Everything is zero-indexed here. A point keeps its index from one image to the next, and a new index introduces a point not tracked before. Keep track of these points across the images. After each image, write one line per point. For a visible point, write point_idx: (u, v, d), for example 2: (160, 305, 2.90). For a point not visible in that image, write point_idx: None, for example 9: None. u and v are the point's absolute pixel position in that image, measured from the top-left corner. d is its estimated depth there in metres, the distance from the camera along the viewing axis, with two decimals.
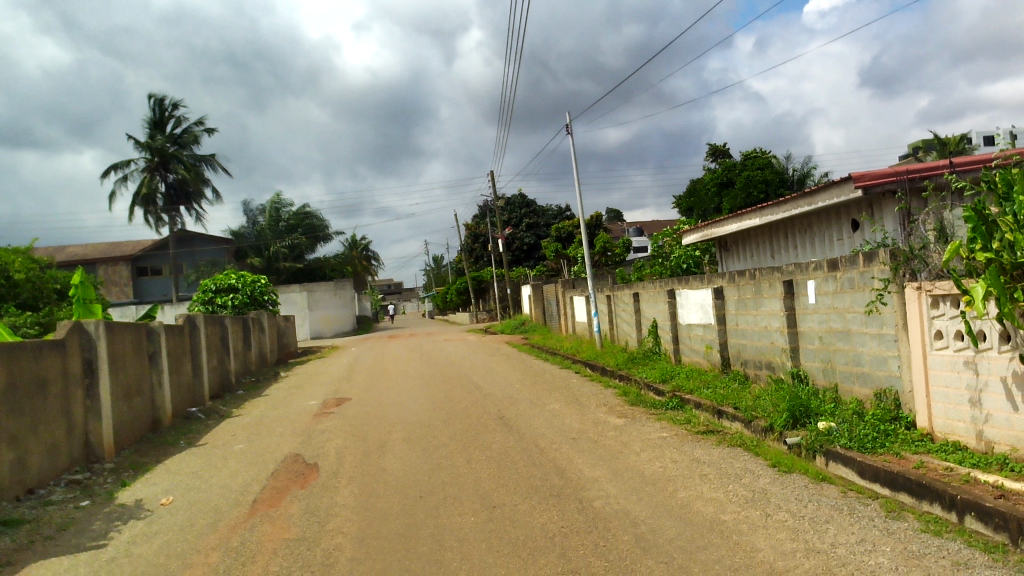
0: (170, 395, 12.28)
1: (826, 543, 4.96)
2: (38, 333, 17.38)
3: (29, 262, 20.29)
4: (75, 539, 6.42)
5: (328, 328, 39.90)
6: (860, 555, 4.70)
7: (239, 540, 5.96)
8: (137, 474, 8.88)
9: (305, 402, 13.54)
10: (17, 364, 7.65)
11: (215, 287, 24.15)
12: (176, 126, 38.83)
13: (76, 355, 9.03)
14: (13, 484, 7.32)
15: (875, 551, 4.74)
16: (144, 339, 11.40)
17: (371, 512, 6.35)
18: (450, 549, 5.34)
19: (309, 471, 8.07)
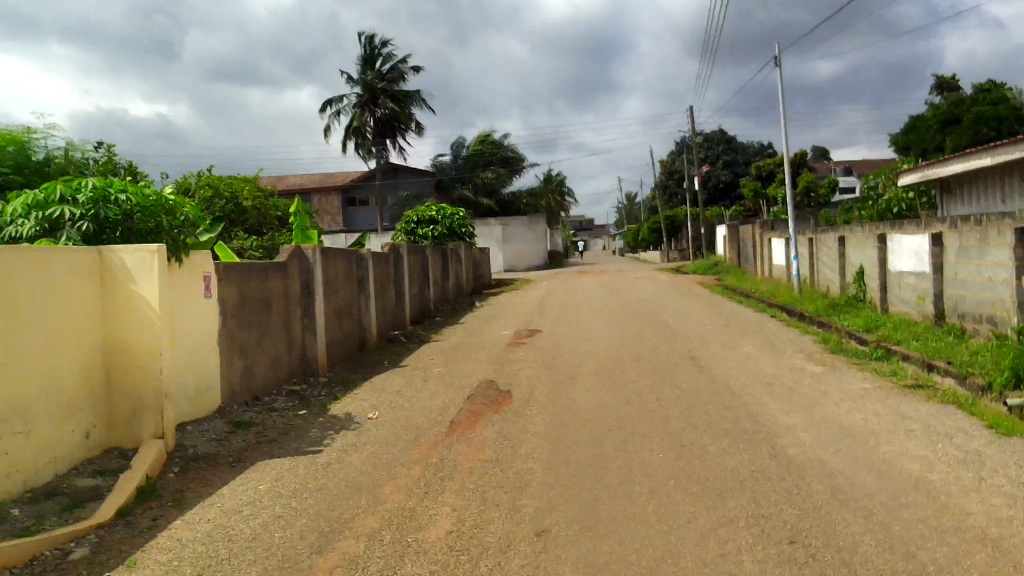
0: (376, 319, 13.10)
1: None
2: (263, 256, 19.02)
3: (255, 191, 22.17)
4: (294, 443, 7.08)
5: (520, 262, 40.68)
6: None
7: (438, 456, 6.34)
8: (347, 389, 9.62)
9: (498, 332, 14.01)
10: (247, 283, 8.45)
11: (417, 219, 25.32)
12: (384, 63, 40.61)
13: (296, 278, 9.82)
14: (243, 390, 8.19)
15: None
16: (354, 265, 12.19)
17: (561, 441, 6.54)
18: (639, 482, 5.42)
19: (502, 397, 8.40)
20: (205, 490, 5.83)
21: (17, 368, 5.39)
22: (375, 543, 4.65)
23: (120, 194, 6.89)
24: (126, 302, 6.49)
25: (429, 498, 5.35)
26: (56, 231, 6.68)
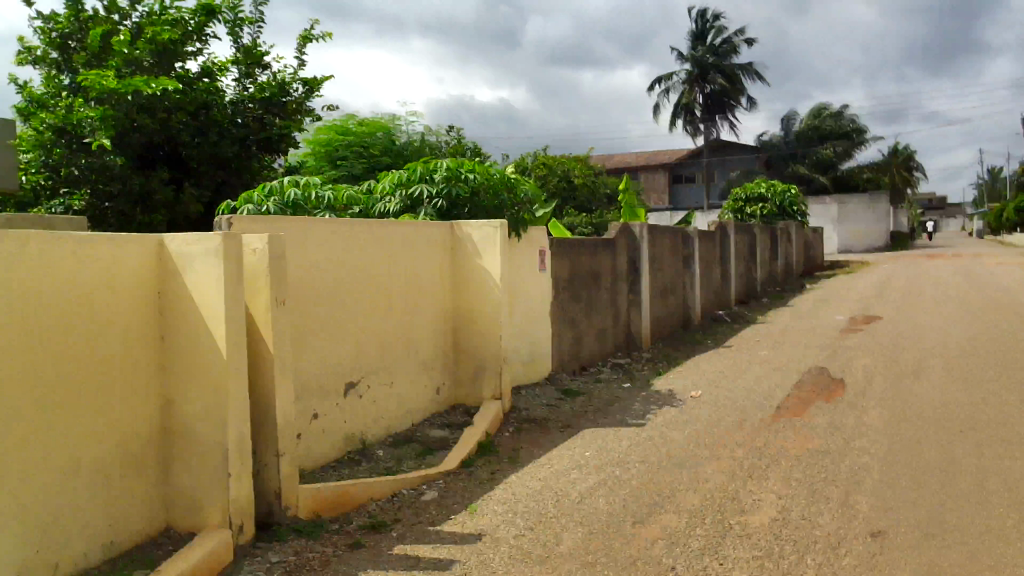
0: (701, 297, 13.01)
1: None
2: (592, 233, 19.74)
3: (587, 169, 23.04)
4: (619, 414, 7.28)
5: (857, 243, 37.79)
6: None
7: (764, 441, 6.16)
8: (670, 366, 9.69)
9: (832, 317, 13.20)
10: (578, 258, 8.84)
11: (746, 197, 24.64)
12: (716, 37, 39.87)
13: (625, 254, 10.07)
14: (571, 360, 8.66)
15: None
16: (681, 243, 12.19)
17: (904, 438, 6.01)
18: (997, 492, 4.83)
19: (835, 386, 7.91)
20: (536, 451, 6.22)
21: (383, 328, 6.14)
22: (697, 520, 4.65)
23: (469, 173, 7.50)
24: (472, 273, 7.08)
25: (753, 483, 5.22)
26: (416, 207, 7.47)
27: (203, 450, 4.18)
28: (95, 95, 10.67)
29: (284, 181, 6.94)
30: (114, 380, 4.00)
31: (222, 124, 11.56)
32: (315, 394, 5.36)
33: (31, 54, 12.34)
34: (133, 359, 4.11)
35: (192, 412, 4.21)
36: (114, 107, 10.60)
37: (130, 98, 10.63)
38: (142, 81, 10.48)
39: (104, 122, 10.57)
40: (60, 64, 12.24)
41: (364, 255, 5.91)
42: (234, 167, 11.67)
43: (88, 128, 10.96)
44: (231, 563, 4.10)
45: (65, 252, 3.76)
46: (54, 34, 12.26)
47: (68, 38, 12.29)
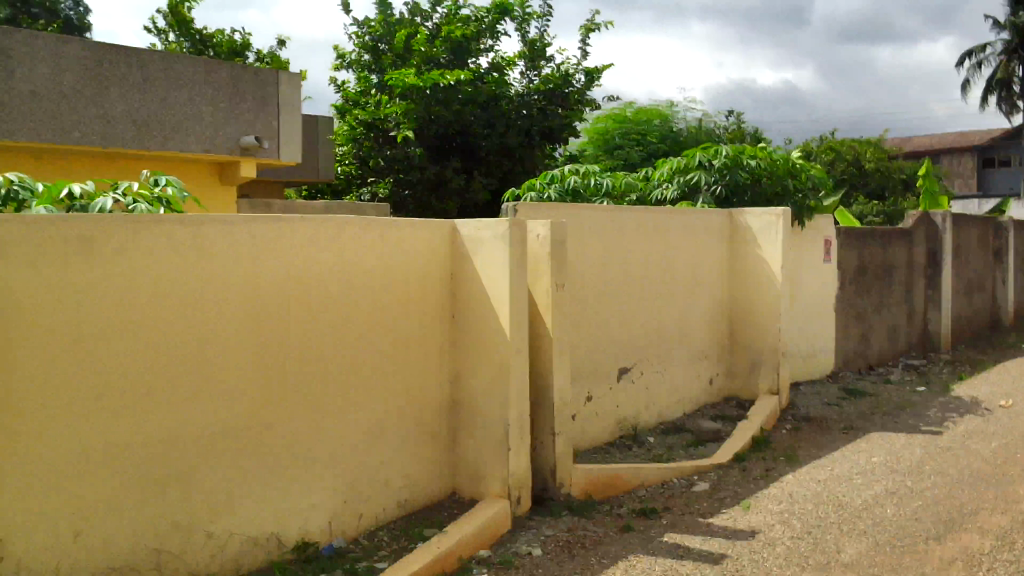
0: (1015, 296, 11.56)
1: None
2: (885, 222, 18.31)
3: (882, 154, 21.36)
4: (912, 419, 6.69)
5: None
6: None
7: None
8: (975, 370, 8.74)
9: None
10: (869, 249, 8.25)
11: None
12: None
13: (924, 245, 9.22)
14: (856, 358, 8.15)
15: None
16: (992, 234, 10.91)
17: None
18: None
19: None
20: (816, 451, 5.90)
21: (658, 316, 6.14)
22: (1005, 545, 4.16)
23: (751, 160, 7.26)
24: (751, 263, 6.86)
25: None
26: (695, 195, 7.35)
27: (486, 424, 4.45)
28: (399, 92, 11.98)
29: (565, 169, 7.16)
30: (411, 352, 4.37)
31: (508, 115, 12.35)
32: (589, 377, 5.50)
33: (348, 57, 13.78)
34: (428, 333, 4.46)
35: (477, 387, 4.49)
36: (416, 100, 11.93)
37: (429, 92, 11.98)
38: (440, 74, 11.70)
39: (407, 115, 11.90)
40: (371, 65, 13.54)
41: (641, 243, 5.95)
42: (518, 157, 12.46)
43: (393, 122, 12.17)
44: (508, 531, 4.35)
45: (374, 237, 4.16)
46: (367, 38, 13.60)
47: (379, 41, 13.55)
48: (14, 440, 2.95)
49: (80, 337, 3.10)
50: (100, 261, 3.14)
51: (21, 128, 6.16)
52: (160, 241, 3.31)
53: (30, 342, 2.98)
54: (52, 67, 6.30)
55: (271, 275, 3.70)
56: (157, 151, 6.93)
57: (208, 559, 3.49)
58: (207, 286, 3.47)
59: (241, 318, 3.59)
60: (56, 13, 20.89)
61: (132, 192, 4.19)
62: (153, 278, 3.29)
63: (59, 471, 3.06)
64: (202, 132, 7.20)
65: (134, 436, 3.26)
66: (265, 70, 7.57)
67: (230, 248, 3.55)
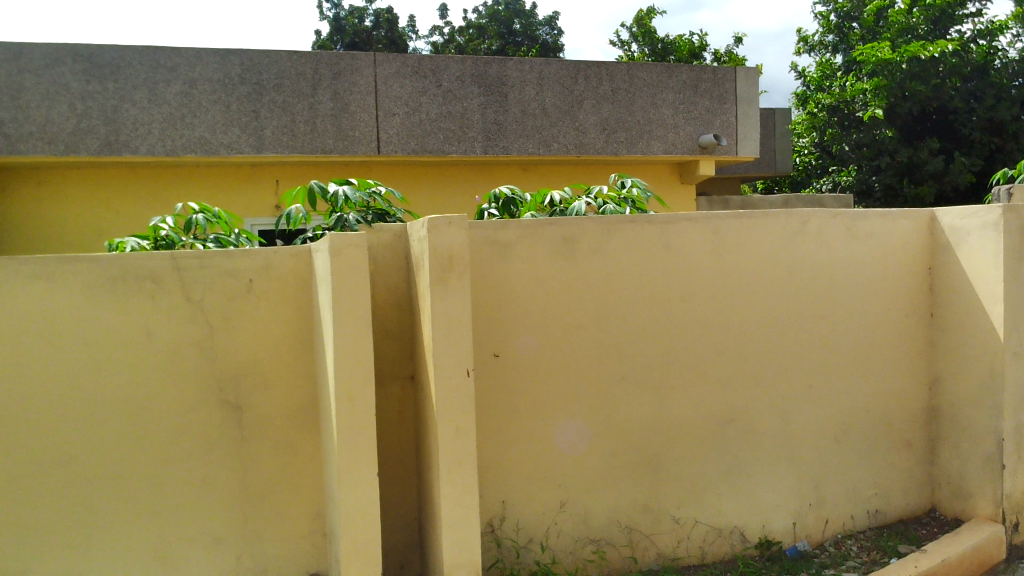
0: None
1: None
2: None
3: None
4: None
5: None
6: None
7: None
8: None
9: None
10: None
11: None
12: None
13: None
14: None
15: None
16: None
17: None
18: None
19: None
20: None
21: None
22: None
23: None
24: None
25: None
26: None
27: (973, 437, 3.96)
28: (869, 69, 11.19)
29: None
30: (883, 353, 4.06)
31: (1000, 85, 11.36)
32: None
33: (810, 41, 13.30)
34: (903, 333, 4.10)
35: (962, 394, 4.01)
36: (888, 77, 11.06)
37: (905, 66, 11.06)
38: (920, 46, 10.75)
39: (877, 93, 11.11)
40: (837, 45, 12.88)
41: None
42: (1009, 132, 11.38)
43: (859, 103, 11.60)
44: (1004, 562, 3.82)
45: (842, 230, 3.94)
46: (834, 16, 12.91)
47: (847, 17, 12.74)
48: (514, 417, 3.38)
49: (564, 329, 3.44)
50: (579, 262, 3.45)
51: (514, 143, 7.08)
52: (633, 241, 3.52)
53: (531, 332, 3.40)
54: (537, 87, 7.07)
55: (734, 271, 3.71)
56: (624, 156, 7.42)
57: (675, 543, 3.66)
58: (671, 283, 3.60)
59: (704, 314, 3.67)
60: (536, 38, 23.36)
61: (601, 195, 4.52)
62: (624, 275, 3.52)
63: (549, 448, 3.43)
64: (664, 134, 7.52)
65: (609, 422, 3.52)
66: (723, 68, 7.65)
67: (695, 247, 3.63)
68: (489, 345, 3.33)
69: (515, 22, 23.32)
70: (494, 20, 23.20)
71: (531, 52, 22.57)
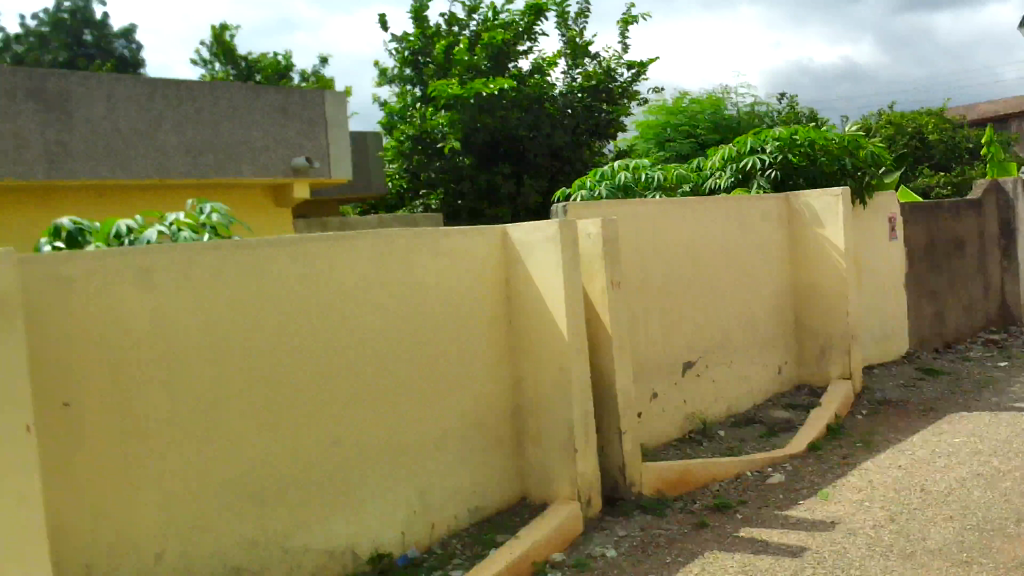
0: None
1: None
2: (952, 194, 17.98)
3: (943, 122, 20.74)
4: (994, 397, 6.61)
5: None
6: None
7: None
8: None
9: None
10: (935, 225, 8.19)
11: None
12: None
13: (993, 216, 9.06)
14: (932, 337, 8.11)
15: None
16: None
17: None
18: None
19: None
20: (894, 436, 5.80)
21: (726, 310, 6.05)
22: None
23: (805, 141, 7.01)
24: (812, 244, 6.70)
25: None
26: (748, 181, 7.20)
27: (551, 428, 4.43)
28: (444, 102, 12.09)
29: (614, 166, 6.85)
30: (472, 361, 4.37)
31: (553, 116, 12.65)
32: (653, 374, 5.38)
33: (388, 74, 13.90)
34: (488, 340, 4.46)
35: (540, 391, 4.47)
36: (460, 110, 11.95)
37: (474, 101, 11.89)
38: (481, 83, 11.74)
39: (453, 125, 12.10)
40: (413, 79, 13.47)
41: (700, 235, 5.84)
42: (565, 156, 12.69)
43: (440, 134, 12.44)
44: (583, 534, 4.32)
45: (423, 248, 4.16)
46: (407, 52, 13.54)
47: (419, 54, 13.49)
48: (95, 471, 3.04)
49: (147, 367, 3.18)
50: (160, 293, 3.21)
51: (82, 166, 6.40)
52: (218, 269, 3.37)
53: (106, 374, 3.08)
54: (108, 106, 6.51)
55: (326, 294, 3.74)
56: (212, 180, 7.11)
57: None
58: (264, 308, 3.53)
59: (299, 340, 3.64)
60: (111, 51, 21.52)
61: (177, 221, 4.21)
62: (212, 305, 3.36)
63: (140, 499, 3.14)
64: (255, 156, 7.35)
65: (207, 459, 3.33)
66: (311, 91, 7.70)
67: (284, 273, 3.59)
68: (58, 392, 2.96)
69: (84, 32, 21.26)
70: (57, 29, 20.88)
71: (106, 67, 20.66)
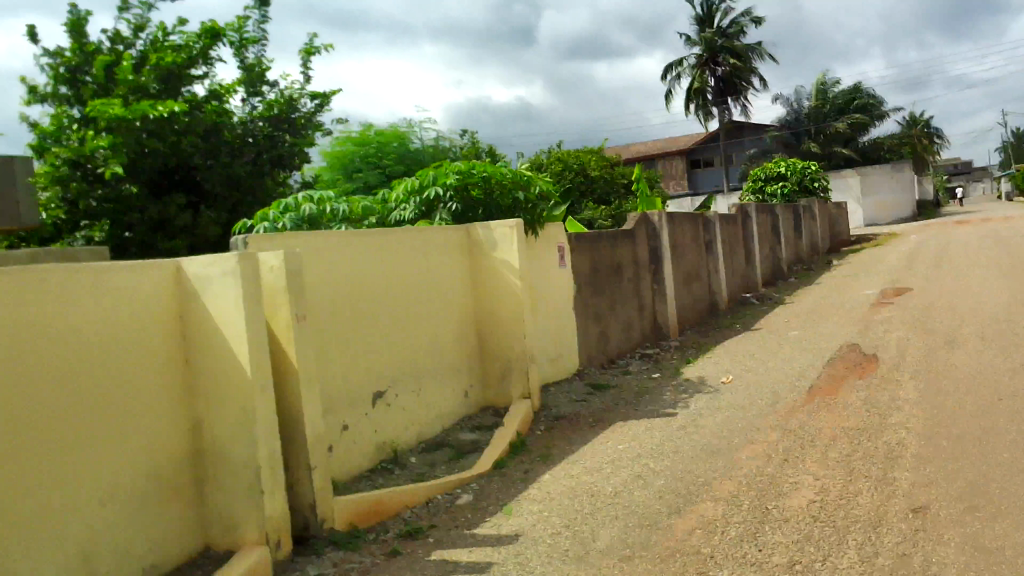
0: (726, 283, 13.23)
1: None
2: (612, 225, 20.08)
3: (602, 160, 23.03)
4: (649, 405, 7.46)
5: (885, 217, 35.68)
6: None
7: (798, 423, 6.25)
8: (699, 353, 9.91)
9: (861, 291, 13.32)
10: (598, 253, 9.08)
11: (766, 176, 24.48)
12: (724, 19, 39.43)
13: (644, 244, 10.26)
14: (599, 354, 8.94)
15: None
16: (702, 230, 12.45)
17: (940, 410, 6.14)
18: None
19: (867, 362, 8.08)
20: (568, 448, 6.31)
21: (413, 341, 6.18)
22: (733, 508, 4.69)
23: (482, 175, 7.41)
24: (490, 273, 7.09)
25: (788, 466, 5.29)
26: (431, 213, 7.47)
27: (236, 470, 4.22)
28: (103, 124, 9.98)
29: (298, 196, 6.64)
30: (144, 406, 4.02)
31: (232, 143, 11.11)
32: (343, 406, 5.34)
33: (40, 93, 12.43)
34: (161, 381, 4.14)
35: (222, 432, 4.25)
36: (123, 135, 9.92)
37: (139, 124, 10.00)
38: (150, 104, 9.88)
39: (115, 150, 9.90)
40: (69, 99, 12.16)
41: (384, 267, 5.93)
42: (247, 186, 11.15)
43: (101, 159, 10.06)
44: None
45: (81, 284, 3.76)
46: (61, 69, 12.22)
47: (77, 71, 12.24)
48: None
49: None
50: None
51: None
52: None
53: None
54: None
55: None
56: None
57: None
58: None
59: None
60: None
61: None
62: None
63: None
64: None
65: None
66: None
67: None
68: None
69: None
70: None
71: None
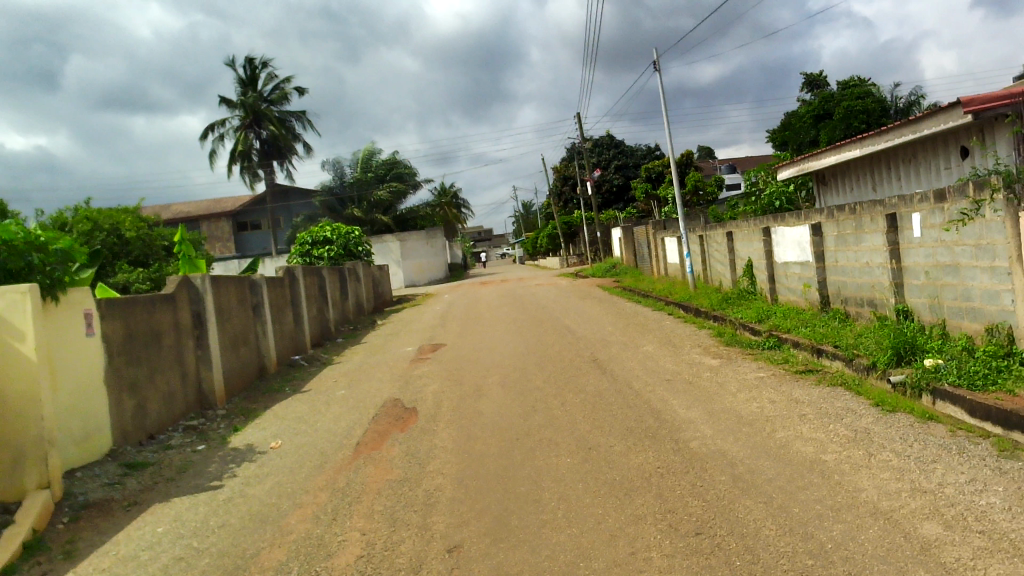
0: (274, 345, 13.15)
1: (889, 487, 5.04)
2: (152, 288, 19.06)
3: (138, 220, 21.46)
4: (193, 480, 7.04)
5: (422, 278, 38.81)
6: (908, 510, 4.64)
7: (345, 480, 6.40)
8: (247, 420, 9.67)
9: (402, 348, 14.25)
10: (133, 319, 8.39)
11: (312, 240, 25.02)
12: (267, 84, 39.76)
13: (185, 308, 9.75)
14: (136, 430, 8.18)
15: (930, 497, 4.82)
16: (248, 293, 12.24)
17: (470, 453, 6.78)
18: (560, 488, 5.64)
19: (408, 414, 8.62)
20: (97, 539, 5.64)
21: None
22: None
23: None
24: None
25: (336, 525, 5.36)
26: None
27: None
28: None
29: None
30: None
31: None
32: None
33: None
34: None
35: None
36: None
37: None
38: None
39: None
40: None
41: None
42: None
43: None
44: None
45: None
46: None
47: None
48: None
49: None
50: None
51: None
52: None
53: None
54: None
55: None
56: None
57: None
58: None
59: None
60: None
61: None
62: None
63: None
64: None
65: None
66: None
67: None
68: None
69: None
70: None
71: None
